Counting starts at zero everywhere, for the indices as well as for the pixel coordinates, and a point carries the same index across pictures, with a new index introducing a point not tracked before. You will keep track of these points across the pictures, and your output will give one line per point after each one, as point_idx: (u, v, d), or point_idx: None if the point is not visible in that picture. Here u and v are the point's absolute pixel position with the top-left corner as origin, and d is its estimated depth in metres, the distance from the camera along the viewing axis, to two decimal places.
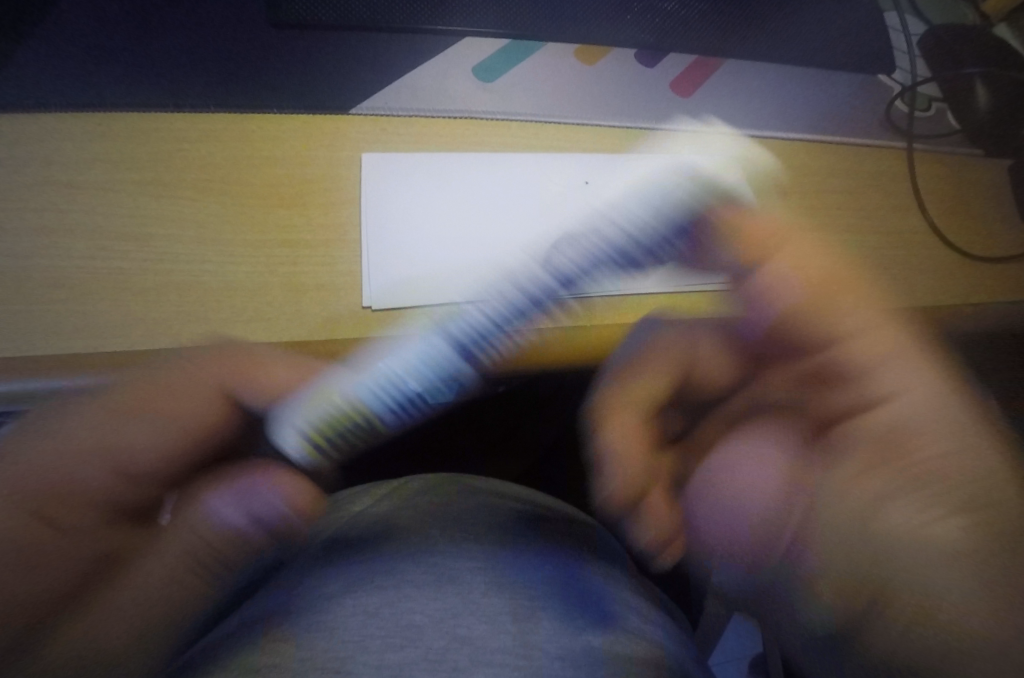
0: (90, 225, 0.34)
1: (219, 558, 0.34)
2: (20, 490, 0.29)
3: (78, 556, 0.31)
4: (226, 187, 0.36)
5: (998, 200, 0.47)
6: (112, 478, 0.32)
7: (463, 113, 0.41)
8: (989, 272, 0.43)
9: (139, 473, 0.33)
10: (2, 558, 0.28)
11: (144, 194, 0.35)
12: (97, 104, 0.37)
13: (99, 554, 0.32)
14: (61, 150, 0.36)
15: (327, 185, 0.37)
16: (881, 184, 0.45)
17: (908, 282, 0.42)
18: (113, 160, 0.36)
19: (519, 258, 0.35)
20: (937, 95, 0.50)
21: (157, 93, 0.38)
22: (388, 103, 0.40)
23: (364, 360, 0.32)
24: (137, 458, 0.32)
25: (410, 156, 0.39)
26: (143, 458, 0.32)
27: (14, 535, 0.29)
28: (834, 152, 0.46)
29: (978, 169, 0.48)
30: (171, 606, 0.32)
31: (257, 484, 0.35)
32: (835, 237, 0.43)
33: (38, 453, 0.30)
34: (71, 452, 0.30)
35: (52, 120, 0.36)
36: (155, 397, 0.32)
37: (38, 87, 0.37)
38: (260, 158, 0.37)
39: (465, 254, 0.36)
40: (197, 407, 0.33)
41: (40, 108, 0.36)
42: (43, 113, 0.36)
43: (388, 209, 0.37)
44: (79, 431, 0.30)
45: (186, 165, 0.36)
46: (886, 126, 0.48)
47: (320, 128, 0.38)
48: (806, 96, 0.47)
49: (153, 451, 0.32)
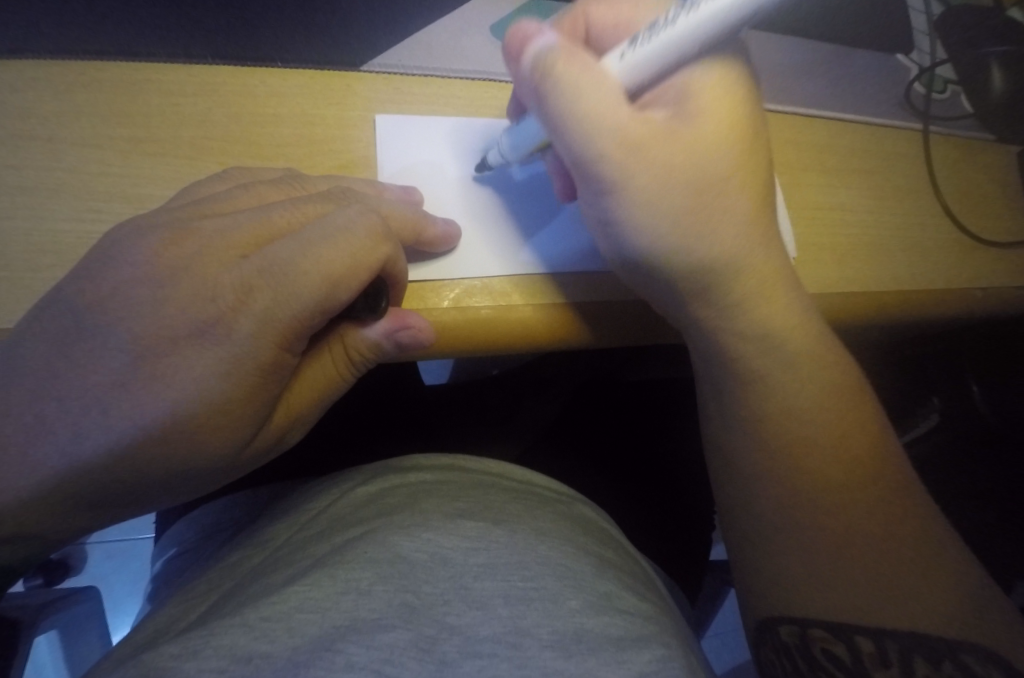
0: (81, 184, 0.34)
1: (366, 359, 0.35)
2: (236, 355, 0.30)
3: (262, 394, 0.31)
4: (226, 147, 0.37)
5: (1009, 185, 0.48)
6: (319, 317, 0.31)
7: (480, 74, 0.41)
8: (995, 256, 0.45)
9: (332, 306, 0.31)
10: (230, 405, 0.30)
11: (138, 153, 0.36)
12: (84, 52, 0.36)
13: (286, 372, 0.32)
14: (47, 102, 0.35)
15: (336, 147, 0.38)
16: (893, 167, 0.46)
17: (914, 265, 0.43)
18: (102, 114, 0.36)
19: (531, 242, 0.39)
20: (953, 77, 0.49)
21: (146, 38, 0.37)
22: (401, 61, 0.40)
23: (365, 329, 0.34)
24: (313, 309, 0.31)
25: (421, 119, 0.40)
26: (310, 309, 0.31)
27: (244, 369, 0.30)
28: (845, 130, 0.46)
29: (989, 154, 0.48)
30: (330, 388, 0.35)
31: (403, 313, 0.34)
32: (839, 217, 0.43)
33: (255, 299, 0.30)
34: (253, 307, 0.30)
35: (36, 70, 0.36)
36: (320, 243, 0.31)
37: (19, 21, 0.35)
38: (258, 117, 0.37)
39: (481, 227, 0.39)
40: (384, 250, 0.32)
41: (22, 54, 0.36)
42: (28, 61, 0.36)
43: (406, 177, 0.39)
44: (299, 285, 0.30)
45: (180, 122, 0.36)
46: (904, 106, 0.47)
47: (327, 86, 0.39)
48: (827, 71, 0.46)
49: (311, 302, 0.31)
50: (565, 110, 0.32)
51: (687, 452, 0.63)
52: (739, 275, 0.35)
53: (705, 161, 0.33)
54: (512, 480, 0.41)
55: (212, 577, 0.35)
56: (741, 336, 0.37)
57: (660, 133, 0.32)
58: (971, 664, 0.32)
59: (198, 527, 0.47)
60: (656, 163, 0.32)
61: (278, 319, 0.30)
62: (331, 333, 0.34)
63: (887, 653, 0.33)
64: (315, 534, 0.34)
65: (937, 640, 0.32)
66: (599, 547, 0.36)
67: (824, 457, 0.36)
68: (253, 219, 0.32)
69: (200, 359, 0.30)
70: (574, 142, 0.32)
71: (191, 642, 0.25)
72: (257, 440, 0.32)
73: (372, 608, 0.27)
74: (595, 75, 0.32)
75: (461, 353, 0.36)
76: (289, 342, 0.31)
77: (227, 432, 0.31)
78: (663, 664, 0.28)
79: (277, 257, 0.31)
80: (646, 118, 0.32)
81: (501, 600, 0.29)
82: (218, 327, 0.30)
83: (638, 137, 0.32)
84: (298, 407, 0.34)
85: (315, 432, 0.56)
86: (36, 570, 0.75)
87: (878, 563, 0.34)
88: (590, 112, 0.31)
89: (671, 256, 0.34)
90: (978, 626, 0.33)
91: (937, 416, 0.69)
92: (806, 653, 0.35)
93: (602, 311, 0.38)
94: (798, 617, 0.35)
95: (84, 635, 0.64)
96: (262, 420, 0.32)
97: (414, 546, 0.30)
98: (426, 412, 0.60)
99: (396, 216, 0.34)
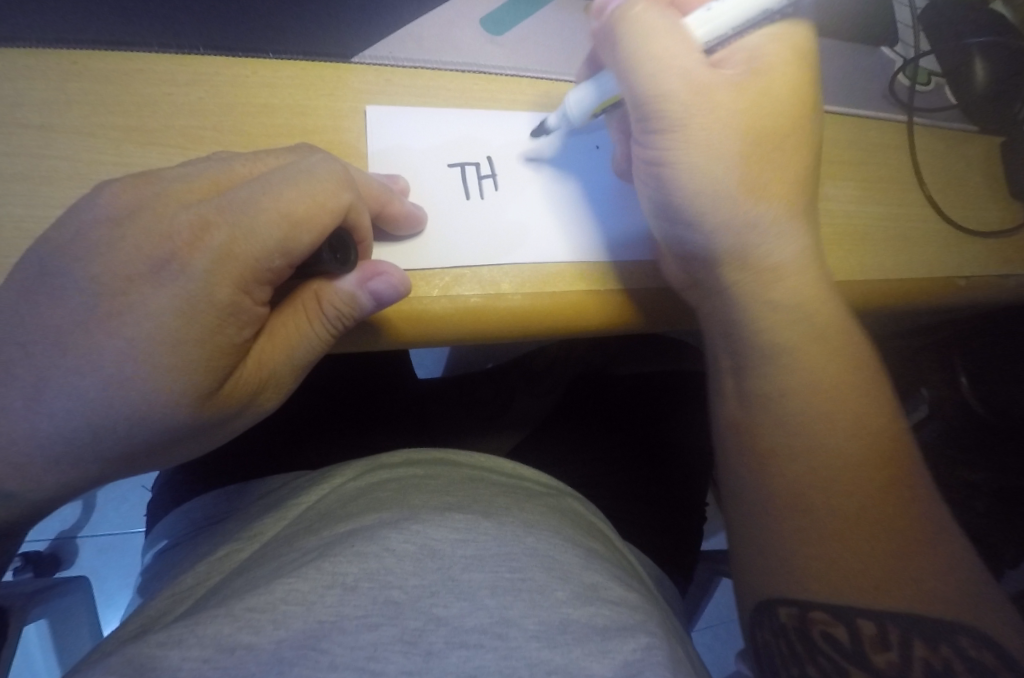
0: (70, 173, 0.34)
1: (340, 317, 0.33)
2: (189, 308, 0.29)
3: (227, 347, 0.30)
4: (216, 137, 0.36)
5: (990, 174, 0.48)
6: (280, 262, 0.31)
7: (471, 66, 0.41)
8: (978, 244, 0.45)
9: (292, 250, 0.31)
10: (190, 355, 0.29)
11: (129, 143, 0.35)
12: (73, 39, 0.36)
13: (251, 327, 0.31)
14: (33, 93, 0.35)
15: (326, 137, 0.38)
16: (881, 157, 0.46)
17: (899, 253, 0.43)
18: (91, 103, 0.35)
19: (522, 232, 0.38)
20: (937, 69, 0.50)
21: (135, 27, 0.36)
22: (393, 53, 0.40)
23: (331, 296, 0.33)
24: (268, 255, 0.30)
25: (412, 110, 0.39)
26: (267, 253, 0.30)
27: (202, 321, 0.29)
28: (835, 123, 0.46)
29: (972, 145, 0.49)
30: (306, 353, 0.34)
31: (381, 265, 0.33)
32: (827, 207, 0.44)
33: (207, 244, 0.29)
34: (207, 258, 0.29)
35: (25, 60, 0.35)
36: (280, 186, 0.30)
37: None
38: (250, 110, 0.37)
39: (471, 218, 0.38)
40: (347, 195, 0.32)
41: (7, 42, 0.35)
42: (14, 48, 0.35)
43: (396, 169, 0.39)
44: (256, 225, 0.30)
45: (172, 113, 0.36)
46: (891, 98, 0.47)
47: (319, 77, 0.38)
48: (819, 65, 0.46)
49: (272, 247, 0.30)
50: (633, 50, 0.34)
51: (676, 440, 0.64)
52: (761, 245, 0.37)
53: (750, 113, 0.36)
54: (498, 472, 0.41)
55: (202, 571, 0.35)
56: (745, 316, 0.38)
57: (717, 85, 0.35)
58: (936, 645, 0.34)
59: (189, 521, 0.47)
60: (709, 104, 0.35)
61: (234, 257, 0.30)
62: (303, 290, 0.34)
63: (888, 635, 0.34)
64: (307, 527, 0.35)
65: (903, 626, 0.34)
66: (584, 536, 0.36)
67: (814, 438, 0.37)
68: (219, 178, 0.31)
69: (156, 316, 0.29)
70: (637, 84, 0.35)
71: (177, 631, 0.26)
72: (226, 390, 0.31)
73: (358, 604, 0.27)
74: (670, 27, 0.35)
75: (448, 343, 0.36)
76: (248, 283, 0.30)
77: (188, 392, 0.30)
78: (648, 652, 0.29)
79: (235, 197, 0.30)
80: (709, 72, 0.35)
81: (488, 592, 0.28)
82: (173, 285, 0.29)
83: (700, 83, 0.35)
84: (269, 364, 0.33)
85: (307, 425, 0.56)
86: (27, 563, 0.74)
87: (869, 549, 0.35)
88: (663, 53, 0.34)
89: (710, 195, 0.36)
90: (942, 614, 0.34)
91: (927, 407, 0.71)
92: (806, 637, 0.36)
93: (591, 297, 0.38)
94: (800, 599, 0.36)
95: (75, 629, 0.63)
96: (227, 365, 0.31)
97: (403, 540, 0.30)
98: (418, 403, 0.61)
99: (370, 194, 0.34)
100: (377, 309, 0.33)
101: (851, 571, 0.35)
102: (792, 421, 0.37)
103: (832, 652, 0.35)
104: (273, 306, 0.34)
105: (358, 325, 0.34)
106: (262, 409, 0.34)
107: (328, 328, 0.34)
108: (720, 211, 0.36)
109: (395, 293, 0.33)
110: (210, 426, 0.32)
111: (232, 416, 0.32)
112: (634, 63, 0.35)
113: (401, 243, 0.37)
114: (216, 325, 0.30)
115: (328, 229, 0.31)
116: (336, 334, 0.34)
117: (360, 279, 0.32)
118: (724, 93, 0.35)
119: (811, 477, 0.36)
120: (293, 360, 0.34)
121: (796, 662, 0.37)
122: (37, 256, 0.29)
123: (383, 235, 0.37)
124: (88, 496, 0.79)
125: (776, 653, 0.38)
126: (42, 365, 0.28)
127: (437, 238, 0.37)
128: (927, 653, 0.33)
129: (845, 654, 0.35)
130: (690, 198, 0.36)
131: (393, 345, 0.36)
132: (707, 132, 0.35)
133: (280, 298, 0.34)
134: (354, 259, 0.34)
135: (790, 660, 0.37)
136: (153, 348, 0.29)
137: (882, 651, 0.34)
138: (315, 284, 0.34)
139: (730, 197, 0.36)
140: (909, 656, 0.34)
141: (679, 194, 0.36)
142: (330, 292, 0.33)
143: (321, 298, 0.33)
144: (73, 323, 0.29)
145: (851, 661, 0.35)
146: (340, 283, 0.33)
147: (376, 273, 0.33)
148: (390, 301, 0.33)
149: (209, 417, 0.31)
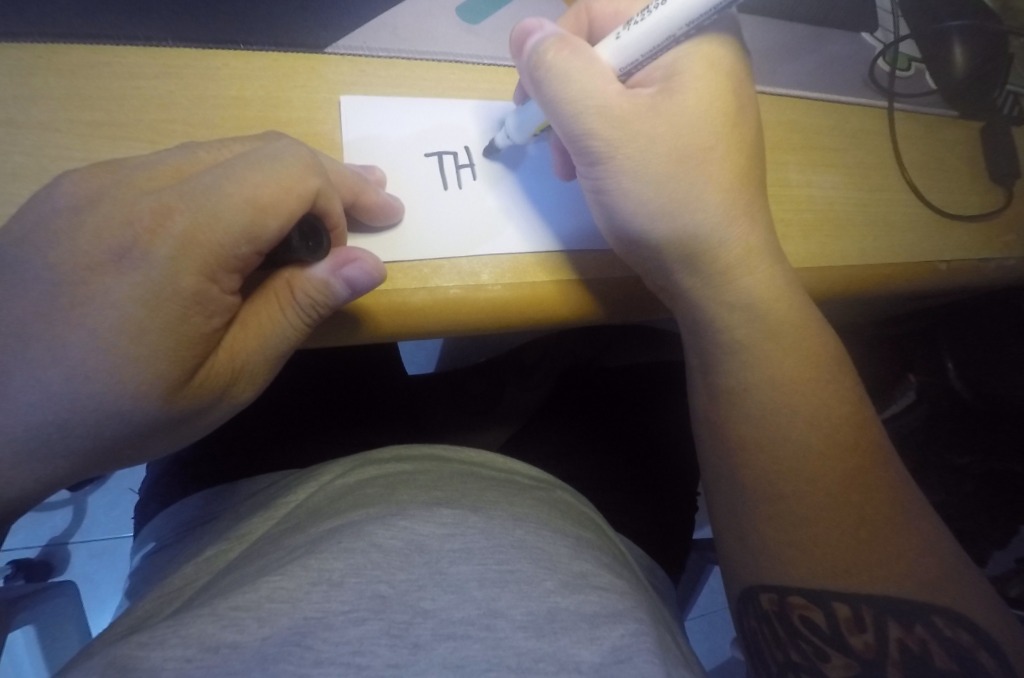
0: (42, 171, 0.33)
1: (312, 306, 0.32)
2: (158, 301, 0.29)
3: (196, 336, 0.30)
4: (191, 131, 0.36)
5: (969, 158, 0.49)
6: (247, 249, 0.30)
7: (448, 56, 0.41)
8: (958, 228, 0.46)
9: (260, 236, 0.30)
10: (158, 346, 0.29)
11: (101, 138, 0.35)
12: (40, 32, 0.35)
13: (221, 317, 0.31)
14: (1, 89, 0.34)
15: (302, 129, 0.37)
16: (860, 143, 0.46)
17: (880, 238, 0.44)
18: (61, 97, 0.34)
19: (500, 225, 0.38)
20: (915, 54, 0.50)
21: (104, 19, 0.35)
22: (368, 43, 0.39)
23: (302, 285, 0.32)
24: (236, 243, 0.29)
25: (388, 101, 0.39)
26: (235, 240, 0.29)
27: (173, 313, 0.29)
28: (814, 109, 0.46)
29: (951, 129, 0.49)
30: (280, 344, 0.33)
31: (354, 253, 0.33)
32: (808, 194, 0.44)
33: (176, 235, 0.29)
34: (178, 252, 0.29)
35: None
36: (245, 172, 0.30)
37: None
38: (223, 102, 0.36)
39: (450, 209, 0.38)
40: (314, 180, 0.31)
41: None
42: None
43: (374, 161, 0.38)
44: (221, 211, 0.29)
45: (144, 107, 0.35)
46: (869, 84, 0.48)
47: (294, 68, 0.38)
48: (797, 51, 0.46)
49: (239, 234, 0.29)
50: (558, 90, 0.33)
51: (665, 431, 0.64)
52: (724, 252, 0.36)
53: (684, 135, 0.34)
54: (487, 467, 0.41)
55: (188, 572, 0.34)
56: (724, 308, 0.37)
57: (646, 109, 0.34)
58: (922, 625, 0.34)
59: (176, 522, 0.47)
60: (641, 133, 0.34)
61: (199, 245, 0.29)
62: (275, 279, 0.33)
63: (862, 617, 0.34)
64: (294, 524, 0.34)
65: (889, 607, 0.34)
66: (571, 526, 0.36)
67: (796, 426, 0.37)
68: (187, 170, 0.31)
69: (126, 312, 0.28)
70: (567, 119, 0.34)
71: (160, 632, 0.25)
72: (197, 380, 0.31)
73: (343, 599, 0.26)
74: (586, 60, 0.33)
75: (429, 335, 0.35)
76: (215, 270, 0.29)
77: (158, 384, 0.29)
78: (635, 638, 0.29)
79: (200, 184, 0.30)
80: (632, 97, 0.34)
81: (475, 584, 0.28)
82: (143, 280, 0.29)
83: (623, 113, 0.34)
84: (242, 353, 0.32)
85: (292, 422, 0.55)
86: (15, 571, 0.73)
87: (853, 534, 0.35)
88: (579, 92, 0.33)
89: (653, 224, 0.35)
90: (928, 594, 0.34)
91: (914, 394, 0.70)
92: (785, 619, 0.36)
93: (573, 287, 0.37)
94: (777, 586, 0.36)
95: (66, 635, 0.63)
96: (196, 354, 0.30)
97: (388, 534, 0.30)
98: (405, 398, 0.61)
99: (341, 182, 0.34)
100: (350, 297, 0.33)
101: (836, 558, 0.35)
102: (774, 407, 0.38)
103: (811, 635, 0.36)
104: (246, 296, 0.33)
105: (337, 318, 0.34)
106: (237, 400, 0.34)
107: (302, 317, 0.33)
108: (662, 243, 0.35)
109: (368, 280, 0.33)
110: (184, 419, 0.32)
111: (205, 408, 0.32)
112: (549, 111, 0.34)
113: (380, 234, 0.37)
114: (181, 314, 0.29)
115: (296, 215, 0.31)
116: (310, 323, 0.33)
117: (332, 267, 0.32)
118: (652, 124, 0.34)
119: (795, 464, 0.37)
120: (266, 350, 0.33)
121: (780, 649, 0.38)
122: (7, 254, 0.29)
123: (360, 226, 0.36)
124: (76, 501, 0.78)
125: (761, 639, 0.38)
126: (15, 366, 0.28)
127: (416, 230, 0.37)
128: (905, 633, 0.34)
129: (823, 638, 0.35)
130: (634, 231, 0.35)
131: (374, 338, 0.35)
132: (638, 165, 0.34)
133: (252, 287, 0.34)
134: (326, 245, 0.33)
135: (775, 646, 0.38)
136: (123, 341, 0.28)
137: (858, 633, 0.34)
138: (288, 274, 0.33)
139: (668, 228, 0.35)
140: (894, 636, 0.34)
141: (625, 222, 0.35)
142: (302, 281, 0.32)
143: (293, 287, 0.33)
144: (45, 323, 0.28)
145: (829, 644, 0.35)
146: (312, 272, 0.32)
147: (347, 261, 0.32)
148: (363, 290, 0.33)
149: (181, 409, 0.31)
